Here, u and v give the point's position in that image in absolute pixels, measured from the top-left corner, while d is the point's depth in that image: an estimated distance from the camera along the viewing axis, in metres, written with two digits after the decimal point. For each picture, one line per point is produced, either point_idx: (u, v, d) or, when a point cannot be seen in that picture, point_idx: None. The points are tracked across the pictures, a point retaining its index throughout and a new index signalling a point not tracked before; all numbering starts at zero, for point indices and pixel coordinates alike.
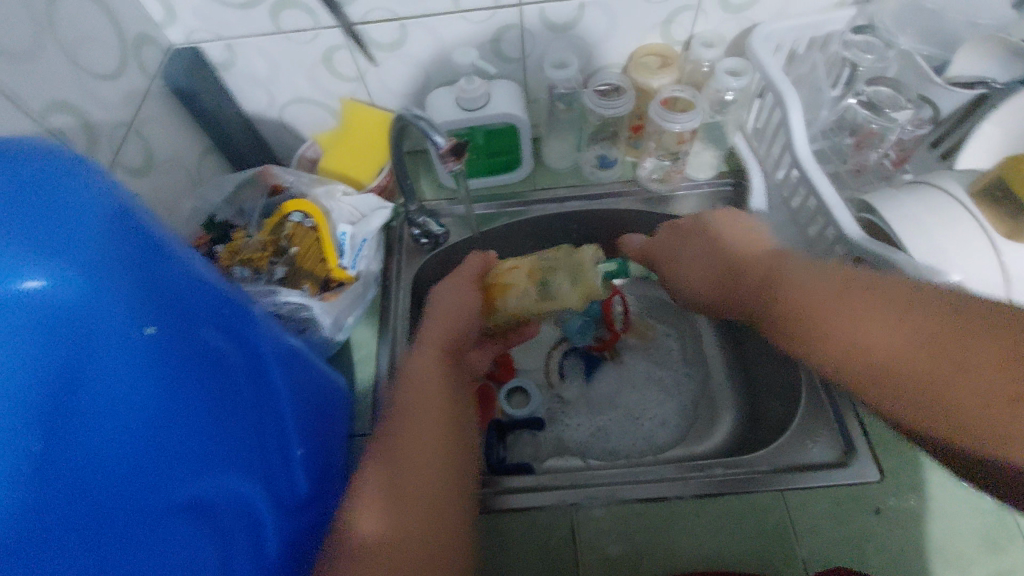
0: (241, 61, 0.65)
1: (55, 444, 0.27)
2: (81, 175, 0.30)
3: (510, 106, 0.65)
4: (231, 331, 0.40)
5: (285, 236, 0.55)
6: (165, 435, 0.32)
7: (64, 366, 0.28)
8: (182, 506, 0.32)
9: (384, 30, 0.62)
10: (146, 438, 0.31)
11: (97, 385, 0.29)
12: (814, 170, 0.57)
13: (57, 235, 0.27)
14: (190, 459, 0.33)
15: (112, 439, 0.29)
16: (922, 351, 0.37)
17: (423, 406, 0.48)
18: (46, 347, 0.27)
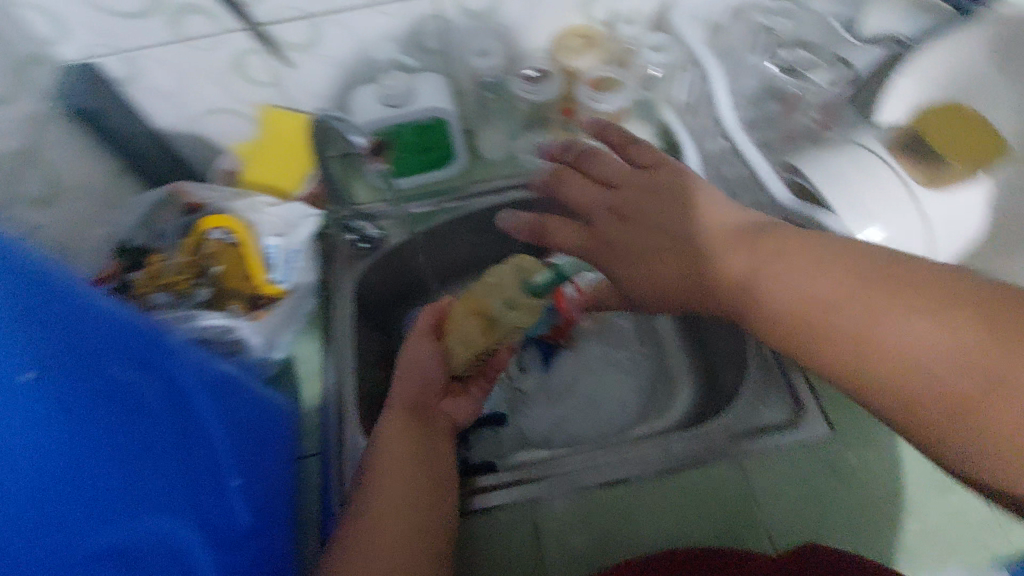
0: (146, 75, 0.61)
1: None
2: None
3: (435, 99, 0.63)
4: (145, 365, 0.38)
5: (207, 256, 0.52)
6: (81, 482, 0.30)
7: None
8: (109, 556, 0.31)
9: (294, 30, 0.59)
10: (55, 487, 0.29)
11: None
12: (741, 139, 0.57)
13: None
14: (111, 505, 0.32)
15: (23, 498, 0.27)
16: (969, 361, 0.32)
17: (387, 478, 0.48)
18: None
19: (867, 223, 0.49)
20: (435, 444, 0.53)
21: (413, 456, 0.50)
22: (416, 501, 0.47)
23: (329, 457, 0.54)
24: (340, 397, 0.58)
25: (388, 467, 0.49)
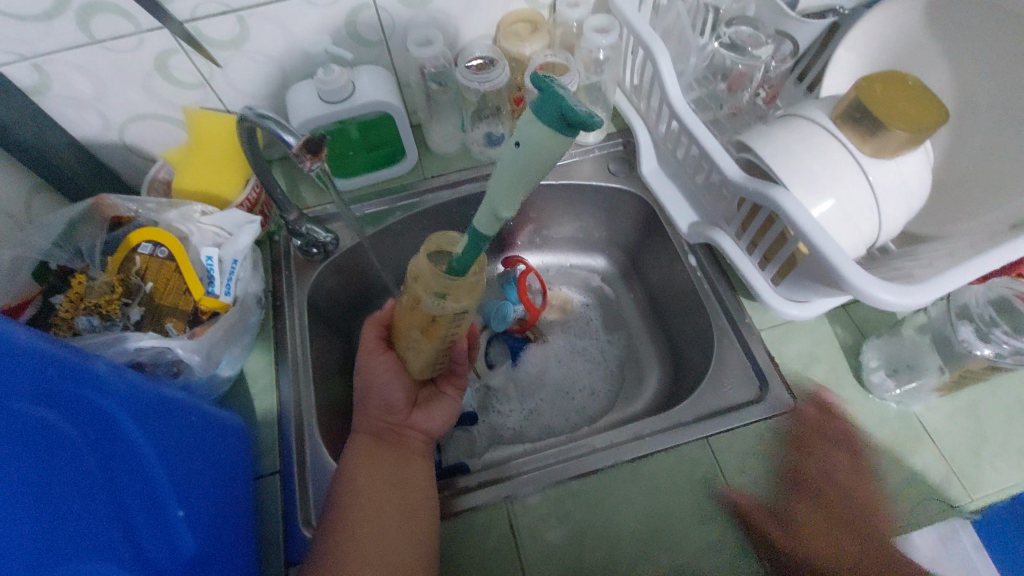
0: (56, 81, 0.56)
1: None
2: None
3: (378, 93, 0.60)
4: (65, 396, 0.34)
5: (137, 272, 0.48)
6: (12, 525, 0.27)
7: None
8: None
9: (220, 27, 0.56)
10: None
11: None
12: (692, 118, 0.57)
13: None
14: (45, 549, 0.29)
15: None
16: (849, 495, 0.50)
17: (355, 511, 0.47)
18: None
19: (817, 195, 0.49)
20: (405, 467, 0.51)
21: (381, 485, 0.49)
22: (397, 528, 0.46)
23: (290, 473, 0.52)
24: (299, 408, 0.56)
25: (358, 507, 0.47)
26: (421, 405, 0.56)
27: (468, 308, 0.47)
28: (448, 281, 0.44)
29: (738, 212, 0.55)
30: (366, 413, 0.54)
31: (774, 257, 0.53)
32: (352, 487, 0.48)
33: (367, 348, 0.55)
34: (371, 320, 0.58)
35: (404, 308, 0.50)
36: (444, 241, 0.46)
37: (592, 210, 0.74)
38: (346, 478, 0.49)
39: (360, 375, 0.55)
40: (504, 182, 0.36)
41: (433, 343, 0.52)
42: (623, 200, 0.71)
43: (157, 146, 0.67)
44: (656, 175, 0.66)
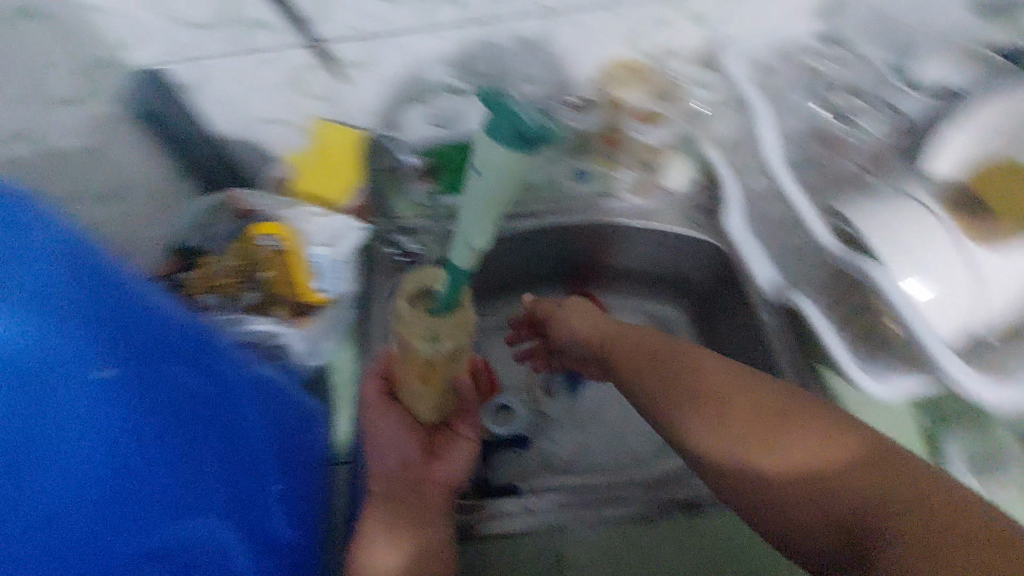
0: (209, 84, 0.63)
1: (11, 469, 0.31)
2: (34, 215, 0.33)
3: (484, 122, 0.65)
4: (201, 371, 0.42)
5: (258, 262, 0.54)
6: (128, 473, 0.35)
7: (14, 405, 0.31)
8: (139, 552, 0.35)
9: (353, 49, 0.59)
10: (99, 470, 0.34)
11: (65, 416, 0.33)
12: (787, 181, 0.57)
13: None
14: (151, 498, 0.36)
15: (71, 483, 0.33)
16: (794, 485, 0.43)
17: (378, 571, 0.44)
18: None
19: (909, 272, 0.55)
20: (424, 520, 0.48)
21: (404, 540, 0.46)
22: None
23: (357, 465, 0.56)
24: None
25: (377, 553, 0.45)
26: (436, 455, 0.53)
27: (458, 347, 0.48)
28: (436, 321, 0.47)
29: (828, 281, 0.56)
30: (380, 461, 0.50)
31: (863, 328, 0.54)
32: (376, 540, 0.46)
33: (374, 398, 0.53)
34: (370, 371, 0.55)
35: (400, 356, 0.50)
36: (428, 278, 0.49)
37: (671, 257, 0.74)
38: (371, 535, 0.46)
39: (375, 420, 0.52)
40: (473, 215, 0.45)
41: (435, 390, 0.51)
42: (700, 249, 0.72)
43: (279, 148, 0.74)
44: (739, 230, 0.67)
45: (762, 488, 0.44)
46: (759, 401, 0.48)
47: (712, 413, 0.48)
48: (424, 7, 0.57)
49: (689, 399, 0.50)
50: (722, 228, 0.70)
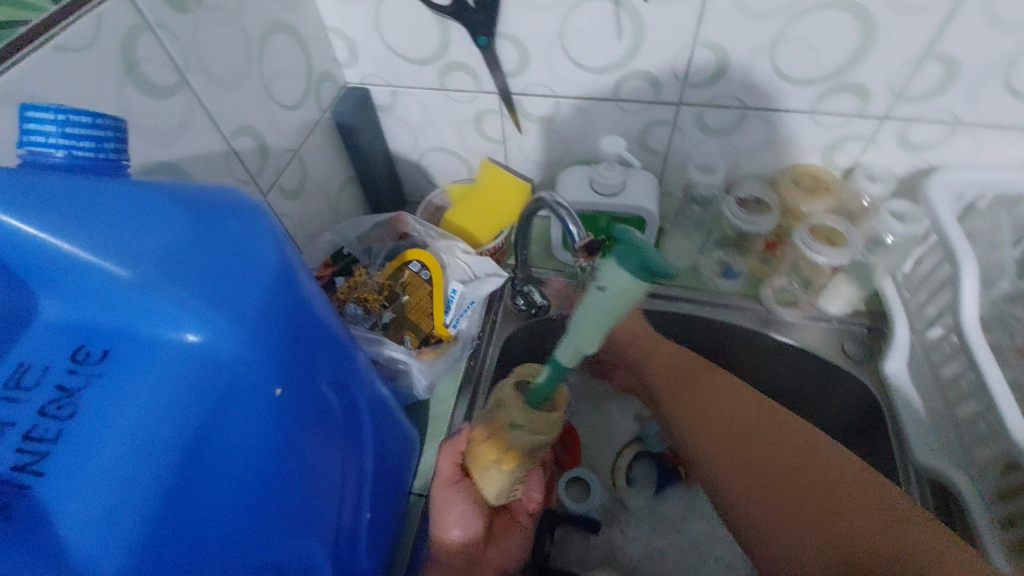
0: (401, 108, 0.69)
1: (176, 508, 0.27)
2: (240, 219, 0.29)
3: (644, 199, 0.64)
4: (341, 386, 0.40)
5: (401, 284, 0.57)
6: (276, 496, 0.31)
7: (199, 436, 0.28)
8: (268, 571, 0.31)
9: (539, 105, 0.64)
10: (257, 507, 0.30)
11: (232, 448, 0.29)
12: (980, 345, 0.50)
13: (199, 283, 0.27)
14: (289, 523, 0.32)
15: (233, 500, 0.29)
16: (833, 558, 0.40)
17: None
18: (185, 406, 0.27)
19: None
20: None
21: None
22: None
23: None
24: None
25: None
26: (494, 539, 0.52)
27: (549, 440, 0.55)
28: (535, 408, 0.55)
29: (1003, 475, 0.49)
30: (438, 546, 0.49)
31: None
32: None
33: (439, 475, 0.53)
34: (447, 446, 0.54)
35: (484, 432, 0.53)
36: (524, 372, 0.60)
37: (802, 378, 0.68)
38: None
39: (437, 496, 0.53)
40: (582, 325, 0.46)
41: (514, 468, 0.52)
42: (840, 383, 0.65)
43: (439, 174, 0.78)
44: (900, 379, 0.59)
45: (852, 539, 0.39)
46: (835, 480, 0.43)
47: (696, 424, 0.51)
48: (618, 81, 0.59)
49: (697, 412, 0.52)
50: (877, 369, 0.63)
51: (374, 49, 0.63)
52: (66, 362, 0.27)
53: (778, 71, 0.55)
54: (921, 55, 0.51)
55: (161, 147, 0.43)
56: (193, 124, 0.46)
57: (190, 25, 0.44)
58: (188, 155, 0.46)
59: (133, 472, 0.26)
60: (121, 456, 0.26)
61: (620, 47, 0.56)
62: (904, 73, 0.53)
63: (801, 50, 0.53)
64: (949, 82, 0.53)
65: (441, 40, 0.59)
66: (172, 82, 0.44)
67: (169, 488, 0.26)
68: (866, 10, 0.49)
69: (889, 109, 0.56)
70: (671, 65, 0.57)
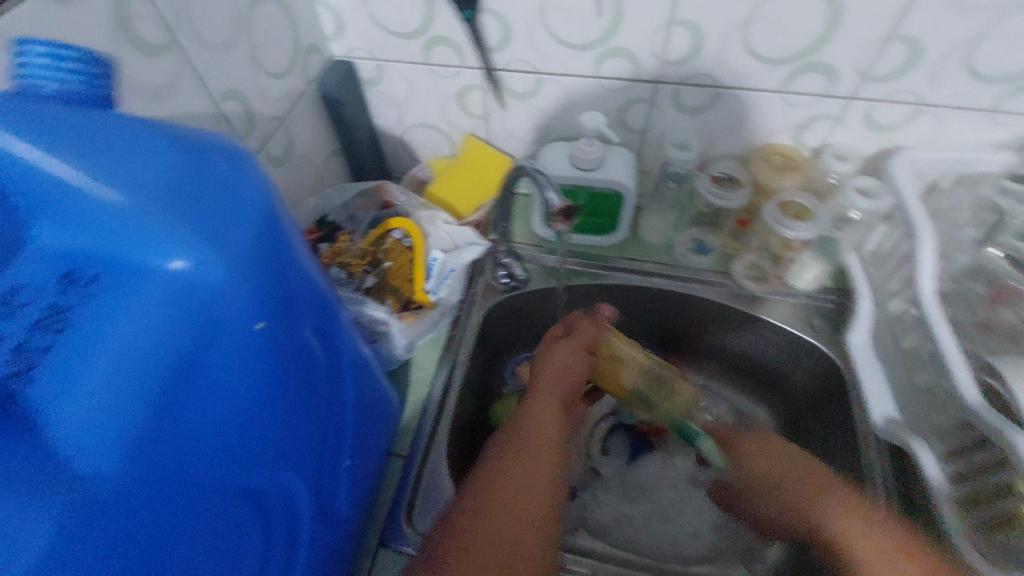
0: (387, 81, 0.70)
1: (163, 427, 0.29)
2: (232, 164, 0.30)
3: (622, 174, 0.66)
4: (326, 335, 0.41)
5: (384, 250, 0.59)
6: (252, 422, 0.33)
7: (185, 362, 0.29)
8: (243, 493, 0.34)
9: (521, 81, 0.66)
10: (235, 430, 0.32)
11: (216, 375, 0.31)
12: (936, 314, 0.53)
13: (187, 221, 0.28)
14: (263, 449, 0.35)
15: (216, 423, 0.31)
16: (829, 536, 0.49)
17: (515, 467, 0.42)
18: (175, 335, 0.29)
19: None
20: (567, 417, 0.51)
21: (550, 451, 0.45)
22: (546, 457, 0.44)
23: (412, 464, 0.57)
24: (440, 410, 0.62)
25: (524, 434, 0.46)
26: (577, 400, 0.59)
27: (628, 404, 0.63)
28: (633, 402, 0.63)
29: (956, 434, 0.50)
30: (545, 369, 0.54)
31: (987, 504, 0.46)
32: (521, 438, 0.46)
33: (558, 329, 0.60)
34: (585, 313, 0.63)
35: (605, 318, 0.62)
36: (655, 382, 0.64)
37: (769, 353, 0.72)
38: (511, 437, 0.46)
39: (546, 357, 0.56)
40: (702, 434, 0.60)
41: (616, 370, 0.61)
42: (808, 357, 0.67)
43: (424, 150, 0.80)
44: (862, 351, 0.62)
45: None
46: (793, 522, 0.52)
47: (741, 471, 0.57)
48: (599, 57, 0.61)
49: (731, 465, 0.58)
50: (841, 342, 0.66)
51: (360, 22, 0.64)
52: (60, 282, 0.28)
53: (751, 50, 0.57)
54: (888, 36, 0.53)
55: (149, 104, 0.44)
56: (181, 85, 0.47)
57: None
58: (175, 115, 0.47)
59: (120, 387, 0.27)
60: (108, 372, 0.27)
61: (600, 24, 0.58)
62: (871, 54, 0.55)
63: (774, 30, 0.55)
64: (913, 63, 0.55)
65: (426, 13, 0.61)
66: (161, 41, 0.44)
67: (154, 404, 0.28)
68: None
69: (857, 89, 0.58)
70: (649, 43, 0.58)
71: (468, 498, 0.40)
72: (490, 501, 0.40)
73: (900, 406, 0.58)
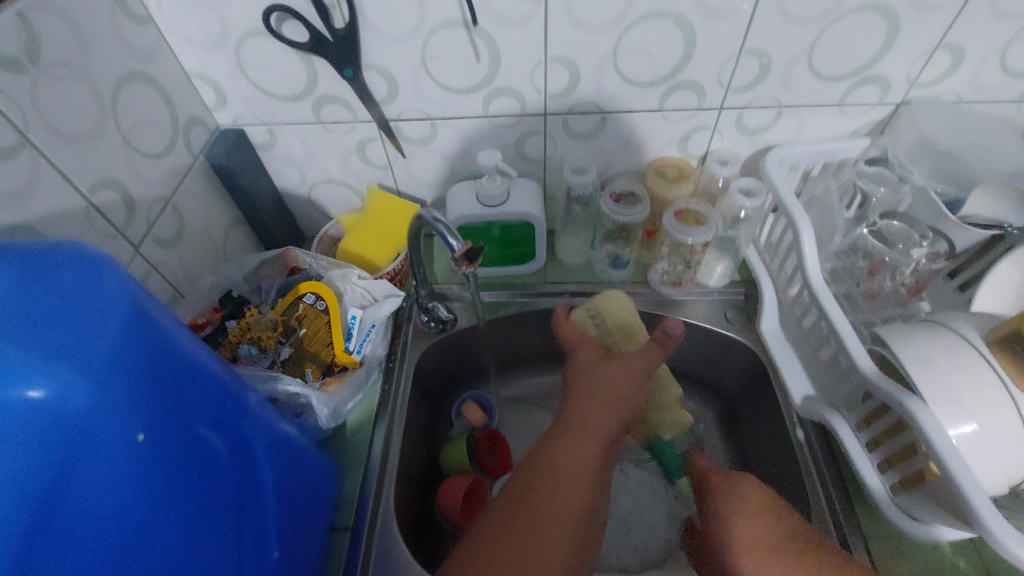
0: (281, 144, 0.69)
1: (35, 571, 0.26)
2: (92, 273, 0.30)
3: (527, 204, 0.67)
4: (228, 427, 0.39)
5: (296, 317, 0.58)
6: (146, 541, 0.31)
7: (54, 491, 0.27)
8: None
9: (416, 128, 0.67)
10: (129, 552, 0.30)
11: (98, 499, 0.29)
12: (825, 294, 0.57)
13: (46, 339, 0.26)
14: (165, 569, 0.32)
15: (101, 548, 0.29)
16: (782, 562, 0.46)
17: (559, 493, 0.47)
18: (44, 466, 0.27)
19: (957, 416, 0.45)
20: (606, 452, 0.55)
21: (586, 490, 0.48)
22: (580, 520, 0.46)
23: (360, 534, 0.55)
24: (383, 469, 0.60)
25: (565, 465, 0.49)
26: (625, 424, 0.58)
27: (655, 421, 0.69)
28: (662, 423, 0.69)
29: (862, 404, 0.54)
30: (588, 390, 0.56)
31: (897, 464, 0.49)
32: (559, 456, 0.50)
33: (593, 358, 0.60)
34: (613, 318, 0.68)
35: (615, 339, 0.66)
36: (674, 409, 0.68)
37: (696, 351, 0.75)
38: (555, 449, 0.51)
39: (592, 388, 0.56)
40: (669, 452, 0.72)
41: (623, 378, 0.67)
42: (733, 347, 0.71)
43: (332, 205, 0.79)
44: (773, 336, 0.66)
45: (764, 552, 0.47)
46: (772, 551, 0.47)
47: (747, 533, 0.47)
48: (486, 97, 0.63)
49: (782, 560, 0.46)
50: (755, 330, 0.70)
51: (241, 89, 0.63)
52: None
53: (623, 76, 0.61)
54: (739, 50, 0.58)
55: (2, 211, 0.41)
56: (41, 184, 0.44)
57: (26, 83, 0.43)
58: (35, 217, 0.44)
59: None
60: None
61: (479, 68, 0.60)
62: (729, 67, 0.60)
63: (639, 56, 0.59)
64: (766, 71, 0.60)
65: (308, 75, 0.60)
66: (11, 142, 0.42)
67: (22, 547, 0.26)
68: (684, 16, 0.55)
69: (724, 99, 0.63)
70: (530, 80, 0.61)
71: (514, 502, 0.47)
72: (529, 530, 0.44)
73: (815, 382, 0.61)
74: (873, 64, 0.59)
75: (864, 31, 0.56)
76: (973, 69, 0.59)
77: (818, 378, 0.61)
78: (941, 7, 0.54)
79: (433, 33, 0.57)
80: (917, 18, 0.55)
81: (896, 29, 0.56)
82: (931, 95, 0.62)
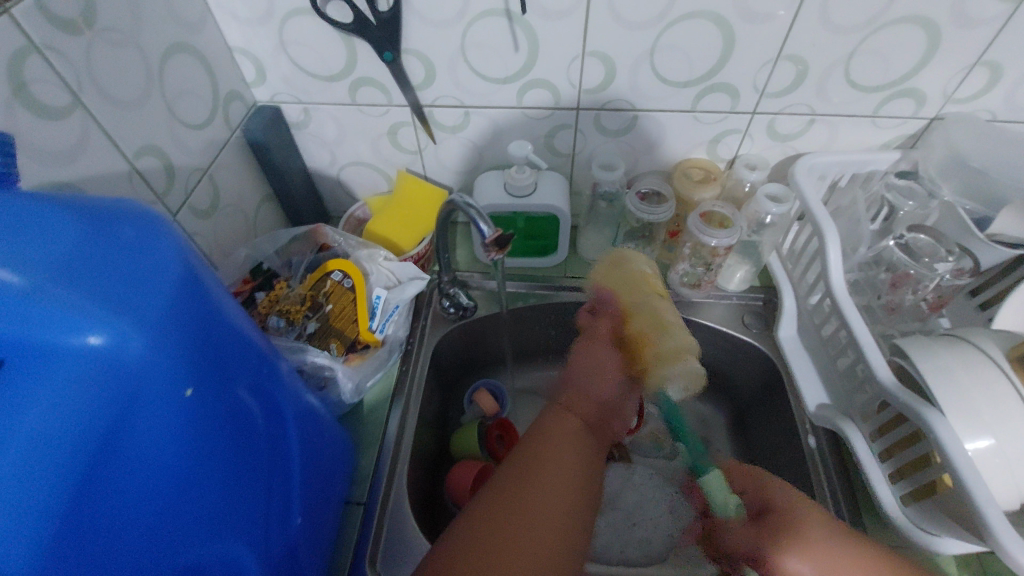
0: (316, 123, 0.70)
1: (86, 512, 0.28)
2: (154, 233, 0.31)
3: (554, 198, 0.68)
4: (263, 393, 0.41)
5: (323, 293, 0.59)
6: (185, 494, 0.33)
7: (108, 438, 0.29)
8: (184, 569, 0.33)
9: (449, 115, 0.68)
10: (171, 503, 0.32)
11: (146, 450, 0.30)
12: (847, 303, 0.57)
13: (111, 293, 0.28)
14: (199, 522, 0.34)
15: (145, 495, 0.31)
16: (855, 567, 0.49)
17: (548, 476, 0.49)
18: (100, 414, 0.28)
19: (973, 428, 0.46)
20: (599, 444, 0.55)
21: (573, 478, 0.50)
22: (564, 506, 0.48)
23: (372, 509, 0.56)
24: (396, 448, 0.61)
25: (551, 451, 0.51)
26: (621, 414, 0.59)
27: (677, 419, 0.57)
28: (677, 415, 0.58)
29: (878, 413, 0.54)
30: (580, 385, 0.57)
31: (910, 475, 0.50)
32: (546, 442, 0.52)
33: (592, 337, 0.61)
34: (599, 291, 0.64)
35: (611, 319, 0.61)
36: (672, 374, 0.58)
37: (712, 353, 0.76)
38: (545, 436, 0.53)
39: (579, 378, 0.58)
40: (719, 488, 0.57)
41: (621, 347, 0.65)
42: (749, 351, 0.72)
43: (360, 187, 0.80)
44: (790, 342, 0.67)
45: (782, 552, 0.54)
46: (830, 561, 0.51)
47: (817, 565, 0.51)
48: (521, 89, 0.64)
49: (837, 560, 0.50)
50: (772, 336, 0.70)
51: (281, 67, 0.64)
52: None
53: (658, 74, 0.61)
54: (776, 56, 0.59)
55: (54, 170, 0.42)
56: (90, 145, 0.45)
57: (81, 46, 0.44)
58: (83, 178, 0.45)
59: (44, 478, 0.26)
60: (22, 457, 0.25)
61: (517, 58, 0.60)
62: (765, 72, 0.60)
63: (677, 55, 0.59)
64: (802, 78, 0.60)
65: (347, 56, 0.61)
66: (65, 104, 0.43)
67: (72, 489, 0.27)
68: (723, 19, 0.56)
69: (757, 104, 0.64)
70: (566, 73, 0.62)
71: (506, 486, 0.48)
72: (517, 519, 0.45)
73: (830, 391, 0.62)
74: (910, 76, 0.59)
75: (903, 43, 0.56)
76: (1010, 88, 0.59)
77: (834, 387, 0.61)
78: (983, 24, 0.54)
79: (475, 22, 0.57)
80: (958, 33, 0.55)
81: (937, 43, 0.56)
82: (966, 111, 0.62)
